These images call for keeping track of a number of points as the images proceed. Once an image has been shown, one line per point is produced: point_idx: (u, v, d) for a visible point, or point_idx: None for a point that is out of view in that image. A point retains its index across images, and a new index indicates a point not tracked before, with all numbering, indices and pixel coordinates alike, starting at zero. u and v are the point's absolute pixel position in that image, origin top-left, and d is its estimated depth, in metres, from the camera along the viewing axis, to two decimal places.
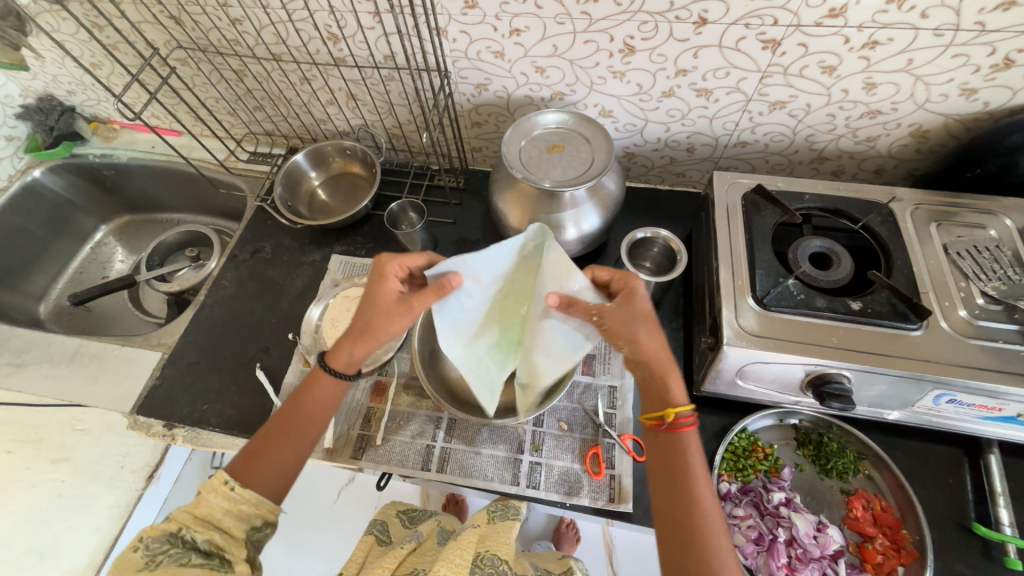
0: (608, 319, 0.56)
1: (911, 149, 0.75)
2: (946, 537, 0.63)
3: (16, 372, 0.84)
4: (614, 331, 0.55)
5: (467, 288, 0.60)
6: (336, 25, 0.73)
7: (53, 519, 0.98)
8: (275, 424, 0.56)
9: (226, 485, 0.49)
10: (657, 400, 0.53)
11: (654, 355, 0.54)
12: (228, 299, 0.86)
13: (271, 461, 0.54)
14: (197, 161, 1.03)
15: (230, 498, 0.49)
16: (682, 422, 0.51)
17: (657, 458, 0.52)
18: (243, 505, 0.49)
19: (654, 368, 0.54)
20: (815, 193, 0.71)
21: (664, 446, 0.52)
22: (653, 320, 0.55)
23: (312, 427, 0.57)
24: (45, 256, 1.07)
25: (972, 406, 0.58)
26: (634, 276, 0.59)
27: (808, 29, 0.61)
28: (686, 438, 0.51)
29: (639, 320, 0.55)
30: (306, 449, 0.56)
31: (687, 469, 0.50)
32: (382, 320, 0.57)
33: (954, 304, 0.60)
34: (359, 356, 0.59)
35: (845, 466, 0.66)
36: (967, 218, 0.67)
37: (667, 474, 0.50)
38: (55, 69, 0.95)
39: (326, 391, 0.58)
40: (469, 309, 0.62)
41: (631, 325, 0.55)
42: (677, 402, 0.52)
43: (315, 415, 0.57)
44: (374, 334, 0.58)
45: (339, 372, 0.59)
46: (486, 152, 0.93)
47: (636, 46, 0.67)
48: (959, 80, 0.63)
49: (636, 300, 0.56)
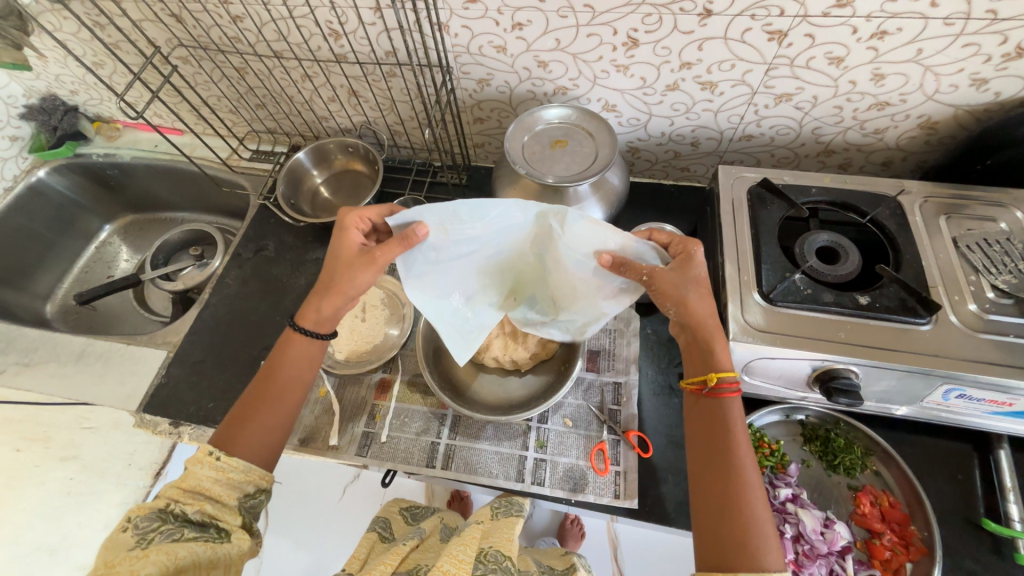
0: (659, 281, 0.56)
1: (920, 141, 0.73)
2: (955, 533, 0.62)
3: (24, 371, 0.85)
4: (665, 293, 0.56)
5: (432, 240, 0.56)
6: (337, 21, 0.73)
7: (63, 517, 0.99)
8: (255, 390, 0.57)
9: (211, 456, 0.50)
10: (702, 364, 0.55)
11: (702, 320, 0.55)
12: (233, 297, 0.86)
13: (257, 425, 0.55)
14: (200, 160, 1.03)
15: (218, 468, 0.50)
16: (724, 388, 0.52)
17: (698, 421, 0.54)
18: (233, 473, 0.50)
19: (700, 330, 0.55)
20: (822, 186, 0.70)
21: (706, 410, 0.54)
22: (702, 285, 0.56)
23: (293, 388, 0.58)
24: (51, 255, 1.07)
25: (981, 401, 0.58)
26: (694, 241, 0.57)
27: (815, 20, 0.59)
28: (728, 405, 0.53)
29: (691, 284, 0.55)
30: (290, 413, 0.57)
31: (726, 433, 0.51)
32: (347, 275, 0.58)
33: (964, 299, 0.59)
34: (331, 313, 0.60)
35: (853, 462, 0.65)
36: (977, 210, 0.66)
37: (706, 439, 0.52)
38: (58, 69, 0.95)
39: (301, 353, 0.59)
40: (441, 263, 0.59)
41: (684, 288, 0.55)
42: (722, 367, 0.53)
43: (294, 379, 0.58)
44: (340, 288, 0.58)
45: (309, 331, 0.60)
46: (488, 148, 0.93)
47: (641, 39, 0.66)
48: (970, 70, 0.62)
49: (691, 265, 0.56)
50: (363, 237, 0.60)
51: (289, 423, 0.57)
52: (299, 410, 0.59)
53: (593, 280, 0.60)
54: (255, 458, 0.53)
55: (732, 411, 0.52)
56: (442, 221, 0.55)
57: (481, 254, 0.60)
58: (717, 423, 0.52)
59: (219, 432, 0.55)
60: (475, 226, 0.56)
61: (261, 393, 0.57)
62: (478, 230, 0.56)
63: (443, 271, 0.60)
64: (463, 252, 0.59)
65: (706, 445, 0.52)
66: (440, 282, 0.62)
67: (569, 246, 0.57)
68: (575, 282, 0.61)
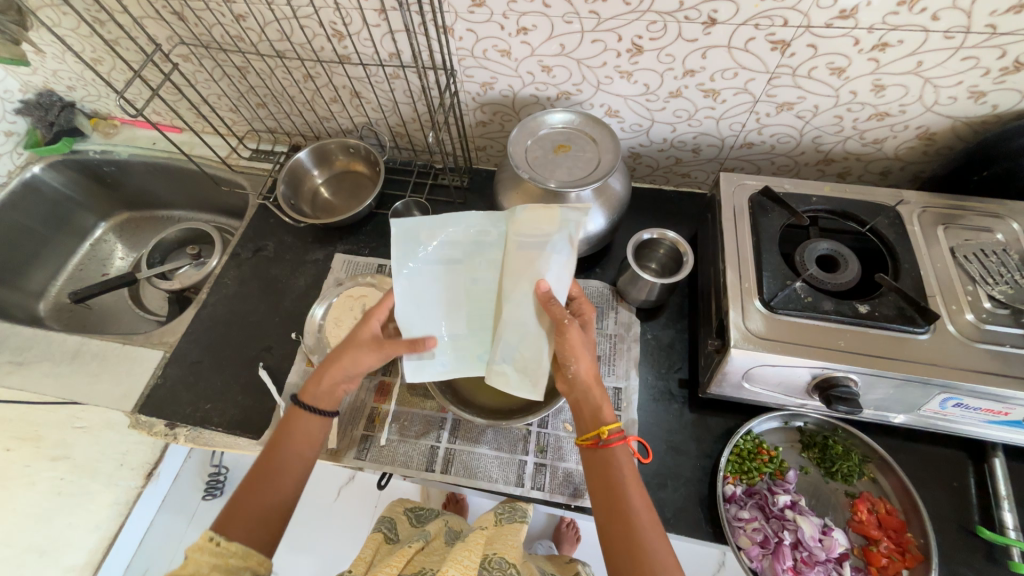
0: (569, 332, 0.56)
1: (918, 152, 0.74)
2: (950, 540, 0.63)
3: (16, 370, 0.83)
4: (573, 347, 0.56)
5: (409, 249, 0.61)
6: (341, 22, 0.72)
7: (52, 518, 0.97)
8: (255, 466, 0.54)
9: (211, 542, 0.47)
10: (590, 421, 0.55)
11: (591, 381, 0.57)
12: (231, 297, 0.86)
13: (255, 504, 0.51)
14: (199, 158, 1.02)
15: (217, 553, 0.47)
16: (613, 439, 0.53)
17: (594, 478, 0.53)
18: (232, 559, 0.47)
19: (589, 393, 0.57)
20: (822, 195, 0.71)
21: (600, 463, 0.53)
22: (595, 349, 0.58)
23: (295, 465, 0.55)
24: (44, 252, 1.06)
25: (977, 410, 0.58)
26: (590, 307, 0.61)
27: (818, 31, 0.60)
28: (619, 453, 0.53)
29: (589, 345, 0.58)
30: (290, 491, 0.54)
31: (621, 484, 0.51)
32: (351, 354, 0.59)
33: (962, 308, 0.60)
34: (331, 387, 0.59)
35: (850, 469, 0.66)
36: (973, 221, 0.67)
37: (604, 492, 0.51)
38: (55, 65, 0.94)
39: (305, 430, 0.58)
40: (426, 270, 0.61)
41: (585, 348, 0.57)
42: (608, 420, 0.54)
43: (297, 455, 0.56)
44: (338, 364, 0.59)
45: (313, 407, 0.58)
46: (490, 151, 0.93)
47: (644, 46, 0.66)
48: (969, 82, 0.62)
49: (590, 329, 0.59)
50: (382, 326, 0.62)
51: (292, 504, 0.54)
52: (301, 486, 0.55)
53: (534, 261, 0.59)
54: (252, 543, 0.49)
55: (624, 460, 0.52)
56: (428, 223, 0.61)
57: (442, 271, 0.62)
58: (613, 475, 0.52)
59: (221, 516, 0.50)
60: (434, 233, 0.61)
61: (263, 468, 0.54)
62: (436, 236, 0.61)
63: (428, 280, 0.61)
64: (448, 264, 0.62)
65: (604, 504, 0.51)
66: (426, 294, 0.62)
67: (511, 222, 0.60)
68: (524, 275, 0.59)
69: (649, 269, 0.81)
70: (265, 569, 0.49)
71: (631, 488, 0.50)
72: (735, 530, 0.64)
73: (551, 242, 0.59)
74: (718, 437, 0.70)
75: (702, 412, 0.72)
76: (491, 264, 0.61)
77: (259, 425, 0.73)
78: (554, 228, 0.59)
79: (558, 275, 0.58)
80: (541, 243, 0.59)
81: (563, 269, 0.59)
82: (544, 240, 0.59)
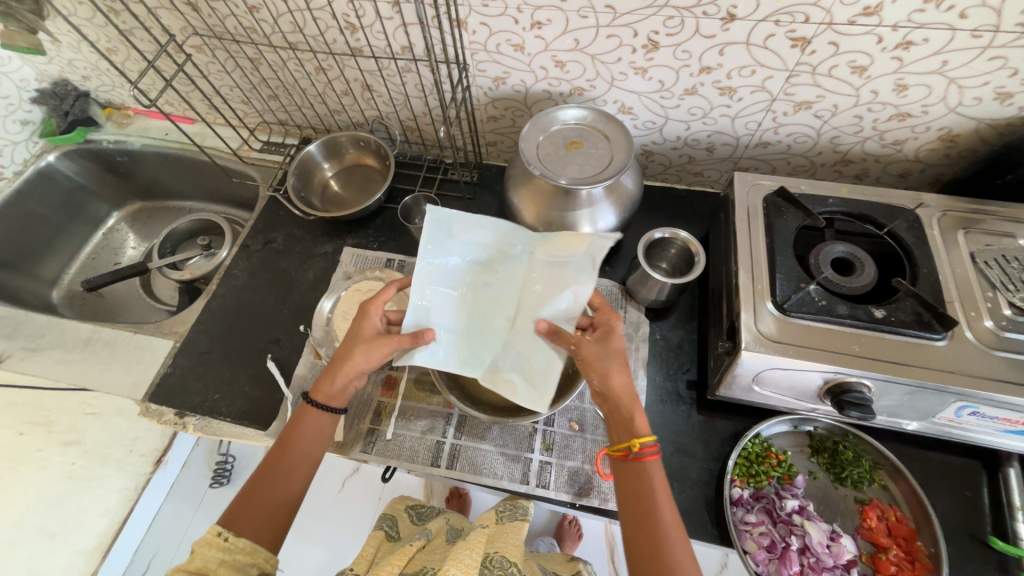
0: (583, 351, 0.57)
1: (939, 154, 0.73)
2: (961, 550, 0.62)
3: (30, 356, 0.84)
4: (589, 363, 0.56)
5: (438, 240, 0.63)
6: (354, 14, 0.72)
7: (64, 502, 0.99)
8: (265, 461, 0.55)
9: (219, 537, 0.48)
10: (622, 432, 0.54)
11: (622, 393, 0.55)
12: (241, 289, 0.86)
13: (264, 500, 0.52)
14: (211, 150, 1.03)
15: (225, 548, 0.48)
16: (646, 452, 0.52)
17: (623, 489, 0.53)
18: (239, 554, 0.48)
19: (621, 406, 0.55)
20: (839, 196, 0.70)
21: (631, 477, 0.52)
22: (622, 359, 0.56)
23: (301, 465, 0.55)
24: (57, 240, 1.07)
25: (994, 419, 0.57)
26: (617, 315, 0.59)
27: (840, 28, 0.59)
28: (652, 468, 0.52)
29: (613, 357, 0.56)
30: (295, 490, 0.54)
31: (652, 500, 0.50)
32: (362, 351, 0.59)
33: (980, 314, 0.59)
34: (344, 385, 0.59)
35: (861, 476, 0.65)
36: (994, 226, 0.65)
37: (633, 507, 0.51)
38: (71, 54, 0.94)
39: (314, 427, 0.58)
40: (449, 264, 0.63)
41: (605, 362, 0.56)
42: (641, 433, 0.53)
43: (306, 451, 0.56)
44: (349, 363, 0.59)
45: (325, 405, 0.58)
46: (501, 146, 0.92)
47: (661, 41, 0.65)
48: (995, 83, 0.61)
49: (613, 339, 0.57)
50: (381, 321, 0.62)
51: (295, 504, 0.54)
52: (308, 483, 0.56)
53: (555, 279, 0.61)
54: (258, 537, 0.50)
55: (656, 475, 0.52)
56: (463, 218, 0.63)
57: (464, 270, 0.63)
58: (644, 489, 0.51)
59: (229, 511, 0.51)
60: (464, 230, 0.63)
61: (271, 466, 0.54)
62: (466, 233, 0.63)
63: (448, 274, 0.63)
64: (471, 263, 0.63)
65: (632, 515, 0.50)
66: (437, 288, 0.63)
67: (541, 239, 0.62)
68: (542, 292, 0.61)
69: (660, 269, 0.80)
70: (271, 565, 0.50)
71: (662, 505, 0.50)
72: (741, 534, 0.63)
73: (574, 263, 0.60)
74: (725, 439, 0.69)
75: (710, 414, 0.71)
76: (511, 274, 0.63)
77: (266, 417, 0.74)
78: (580, 253, 0.60)
79: (575, 297, 0.59)
80: (564, 265, 0.61)
81: (580, 289, 0.59)
82: (569, 262, 0.60)
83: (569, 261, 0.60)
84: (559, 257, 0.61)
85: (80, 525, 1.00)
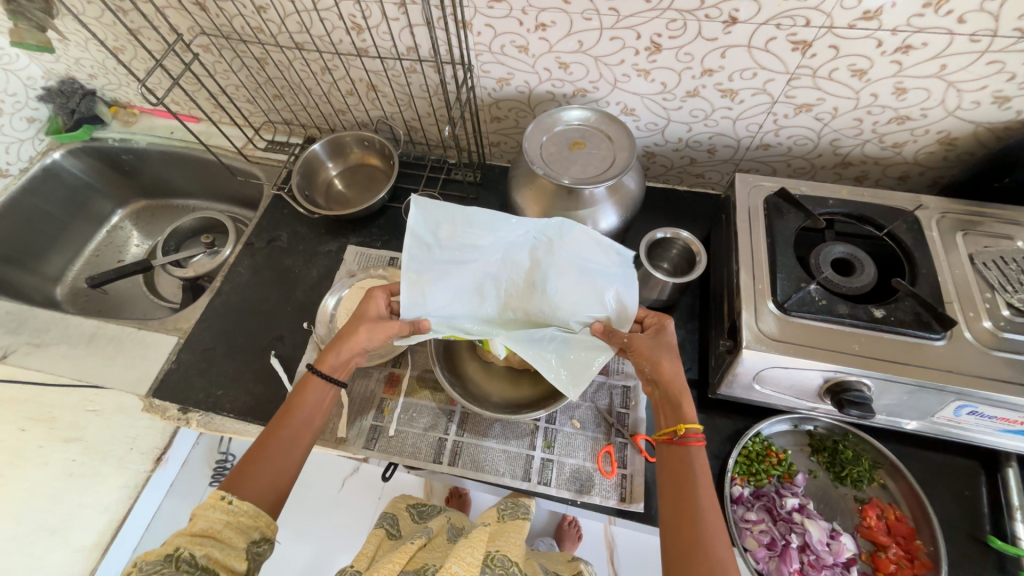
0: (635, 343, 0.60)
1: (938, 157, 0.74)
2: (960, 549, 0.62)
3: (34, 351, 0.84)
4: (640, 353, 0.59)
5: (446, 241, 0.62)
6: (360, 15, 0.73)
7: (67, 496, 1.00)
8: (267, 430, 0.55)
9: (223, 500, 0.48)
10: (670, 416, 0.56)
11: (671, 380, 0.57)
12: (245, 286, 0.87)
13: (268, 465, 0.52)
14: (216, 148, 1.04)
15: (230, 511, 0.48)
16: (691, 438, 0.53)
17: (665, 471, 0.54)
18: (244, 517, 0.48)
19: (672, 392, 0.56)
20: (839, 198, 0.70)
21: (674, 461, 0.54)
22: (676, 353, 0.59)
23: (304, 433, 0.56)
24: (62, 237, 1.08)
25: (992, 419, 0.58)
26: (667, 316, 0.62)
27: (840, 31, 0.60)
28: (695, 452, 0.53)
29: (664, 348, 0.59)
30: (298, 455, 0.55)
31: (694, 484, 0.51)
32: (366, 328, 0.61)
33: (979, 315, 0.59)
34: (347, 358, 0.61)
35: (861, 474, 0.65)
36: (993, 227, 0.66)
37: (675, 489, 0.52)
38: (78, 53, 0.95)
39: (316, 399, 0.58)
40: (446, 264, 0.63)
41: (657, 351, 0.58)
42: (689, 419, 0.54)
43: (307, 421, 0.57)
44: (352, 338, 0.61)
45: (327, 376, 0.59)
46: (504, 147, 0.93)
47: (663, 44, 0.66)
48: (993, 87, 0.62)
49: (666, 333, 0.60)
50: (388, 304, 0.64)
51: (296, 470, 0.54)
52: (308, 453, 0.56)
53: (593, 283, 0.63)
54: (262, 501, 0.50)
55: (699, 459, 0.53)
56: (449, 218, 0.62)
57: (483, 268, 0.64)
58: (687, 470, 0.52)
59: (232, 472, 0.51)
60: (479, 233, 0.62)
61: (275, 431, 0.55)
62: (481, 236, 0.63)
63: (447, 273, 0.63)
64: (468, 256, 0.63)
65: (672, 495, 0.52)
66: (450, 282, 0.63)
67: (570, 242, 0.63)
68: (577, 293, 0.63)
69: (661, 269, 0.80)
70: (272, 531, 0.50)
71: (703, 485, 0.51)
72: (742, 532, 0.64)
73: (610, 269, 0.64)
74: (726, 437, 0.70)
75: (710, 412, 0.72)
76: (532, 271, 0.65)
77: (270, 413, 0.74)
78: (613, 257, 0.64)
79: (617, 301, 0.63)
80: (597, 268, 0.64)
81: (621, 292, 0.63)
82: (606, 269, 0.64)
83: (605, 266, 0.64)
84: (592, 258, 0.64)
85: (80, 520, 1.01)
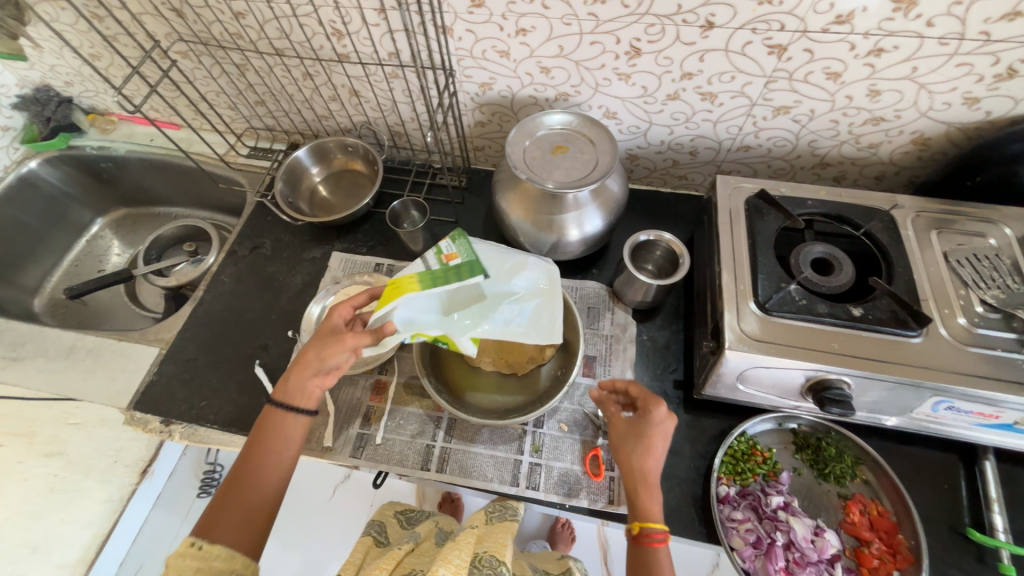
0: (615, 426, 0.60)
1: (913, 157, 0.75)
2: (941, 542, 0.63)
3: (11, 365, 0.83)
4: (614, 440, 0.59)
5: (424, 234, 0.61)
6: (340, 20, 0.73)
7: (47, 513, 0.98)
8: (240, 461, 0.55)
9: (192, 547, 0.48)
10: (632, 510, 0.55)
11: (633, 474, 0.55)
12: (228, 294, 0.86)
13: (242, 501, 0.52)
14: (197, 155, 1.02)
15: (200, 557, 0.48)
16: (650, 539, 0.52)
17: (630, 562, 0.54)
18: (215, 561, 0.48)
19: (630, 486, 0.55)
20: (817, 198, 0.71)
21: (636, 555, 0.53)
22: (649, 448, 0.55)
23: (274, 467, 0.55)
24: (40, 247, 1.06)
25: (969, 413, 0.59)
26: (660, 400, 0.58)
27: (814, 35, 0.61)
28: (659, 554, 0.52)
29: (632, 440, 0.56)
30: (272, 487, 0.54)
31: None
32: (318, 344, 0.57)
33: (954, 312, 0.61)
34: (302, 382, 0.57)
35: (843, 471, 0.67)
36: (966, 226, 0.67)
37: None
38: (53, 60, 0.94)
39: (280, 428, 0.57)
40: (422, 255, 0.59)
41: (624, 443, 0.57)
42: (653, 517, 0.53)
43: (276, 454, 0.56)
44: (306, 356, 0.57)
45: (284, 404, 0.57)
46: (488, 151, 0.93)
47: (643, 48, 0.67)
48: (963, 88, 0.63)
49: (645, 423, 0.57)
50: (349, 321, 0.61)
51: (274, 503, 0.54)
52: (283, 484, 0.56)
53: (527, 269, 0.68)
54: (237, 543, 0.50)
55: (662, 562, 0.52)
56: None
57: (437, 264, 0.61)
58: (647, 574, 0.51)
59: (207, 511, 0.52)
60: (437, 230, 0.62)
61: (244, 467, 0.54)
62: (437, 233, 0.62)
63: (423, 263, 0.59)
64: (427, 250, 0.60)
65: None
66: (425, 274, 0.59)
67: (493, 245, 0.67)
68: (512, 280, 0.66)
69: (646, 271, 0.81)
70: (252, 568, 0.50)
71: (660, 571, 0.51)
72: (729, 531, 0.64)
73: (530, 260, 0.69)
74: (712, 438, 0.70)
75: (696, 413, 0.72)
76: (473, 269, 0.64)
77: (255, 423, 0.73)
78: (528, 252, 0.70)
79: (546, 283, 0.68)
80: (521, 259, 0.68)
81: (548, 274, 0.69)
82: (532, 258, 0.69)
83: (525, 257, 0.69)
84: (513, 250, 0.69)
85: (61, 536, 0.98)
